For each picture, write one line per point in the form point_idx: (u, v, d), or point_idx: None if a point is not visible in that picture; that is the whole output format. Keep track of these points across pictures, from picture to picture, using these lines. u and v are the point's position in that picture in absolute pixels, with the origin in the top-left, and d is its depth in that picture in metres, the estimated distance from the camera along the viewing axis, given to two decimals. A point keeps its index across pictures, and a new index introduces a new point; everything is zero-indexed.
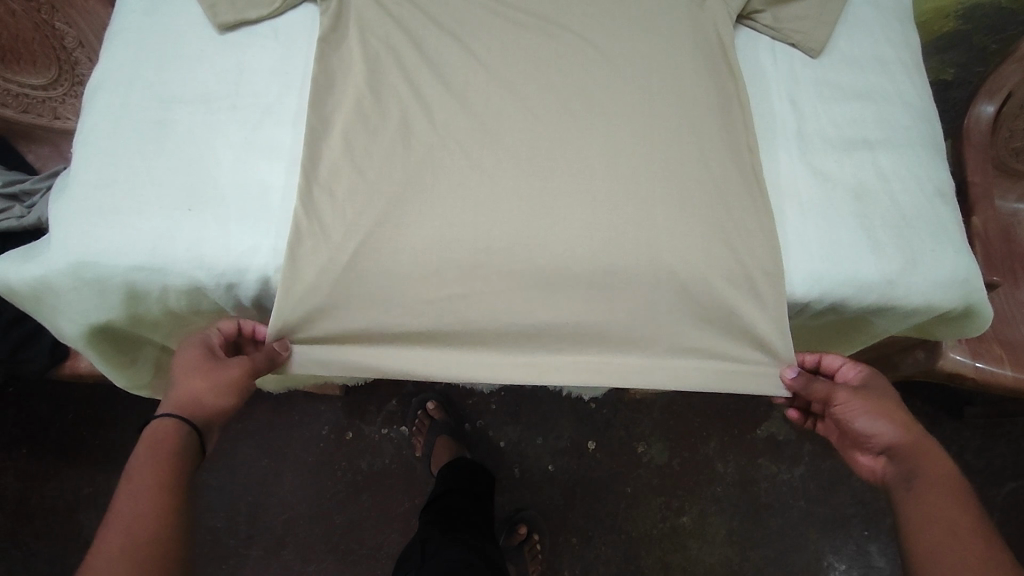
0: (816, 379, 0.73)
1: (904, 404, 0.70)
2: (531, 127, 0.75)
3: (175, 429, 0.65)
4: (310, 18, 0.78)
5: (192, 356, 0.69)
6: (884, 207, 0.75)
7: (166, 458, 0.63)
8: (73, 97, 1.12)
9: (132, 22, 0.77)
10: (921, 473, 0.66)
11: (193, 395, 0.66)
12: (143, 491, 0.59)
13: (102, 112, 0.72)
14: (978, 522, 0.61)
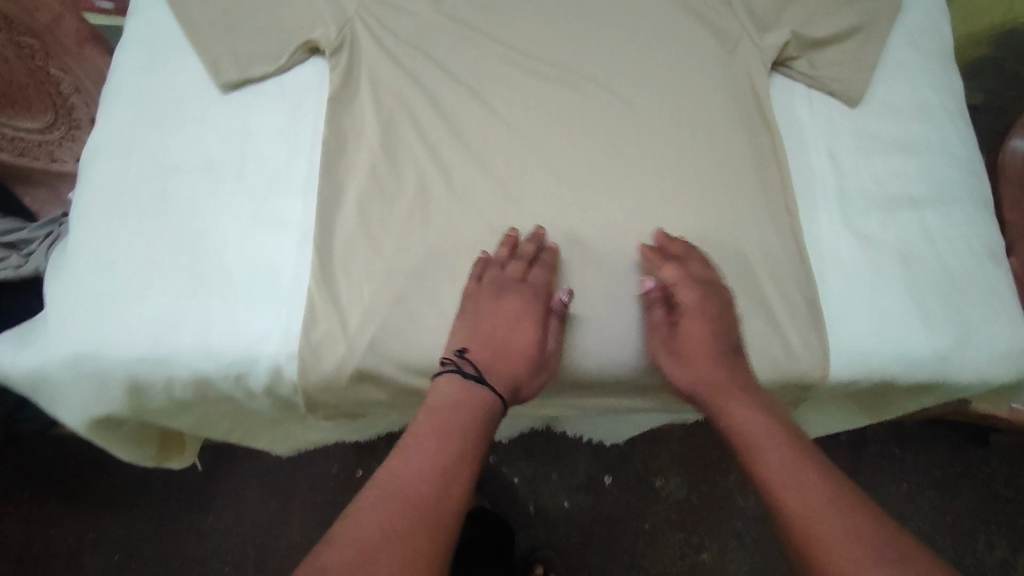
0: (654, 312, 0.66)
1: (717, 368, 0.63)
2: (556, 191, 0.71)
3: (493, 411, 0.59)
4: (319, 74, 0.73)
5: (510, 298, 0.64)
6: (932, 272, 0.71)
7: (473, 423, 0.57)
8: (73, 141, 1.03)
9: (125, 78, 0.71)
10: (743, 432, 0.58)
11: (510, 355, 0.62)
12: (440, 443, 0.54)
13: (97, 181, 0.67)
14: (843, 496, 0.52)
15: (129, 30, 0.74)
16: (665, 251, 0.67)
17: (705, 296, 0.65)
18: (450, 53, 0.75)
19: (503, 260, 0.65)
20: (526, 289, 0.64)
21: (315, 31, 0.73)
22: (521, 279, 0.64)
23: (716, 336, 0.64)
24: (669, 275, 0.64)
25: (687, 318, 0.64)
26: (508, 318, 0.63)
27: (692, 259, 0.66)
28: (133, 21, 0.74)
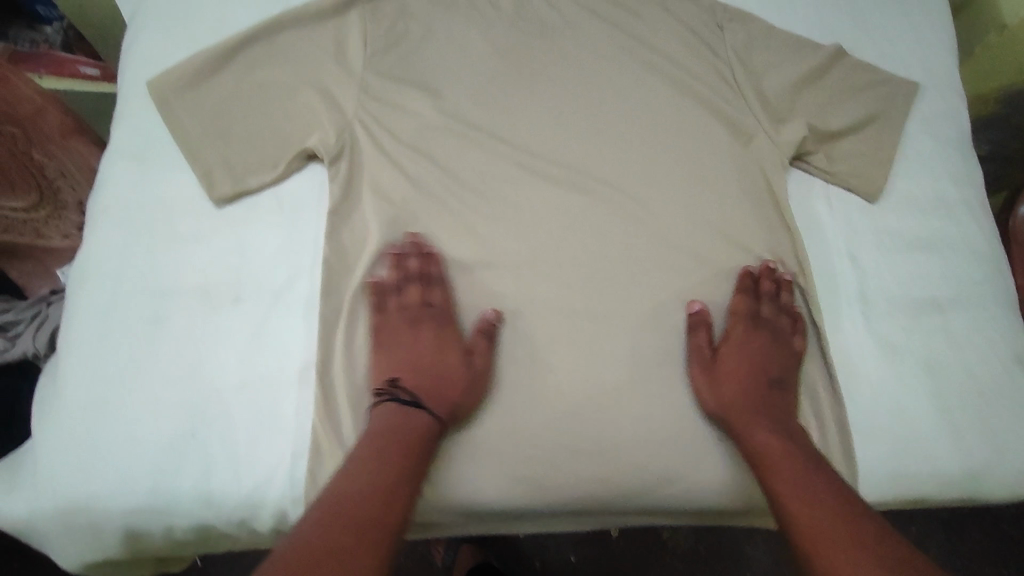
0: (689, 333, 0.67)
1: (761, 388, 0.65)
2: (570, 303, 0.68)
3: (402, 420, 0.59)
4: (318, 184, 0.70)
5: (424, 327, 0.65)
6: (959, 382, 0.69)
7: (401, 439, 0.57)
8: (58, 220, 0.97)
9: (113, 190, 0.68)
10: (760, 455, 0.60)
11: (440, 379, 0.63)
12: (374, 460, 0.55)
13: (85, 307, 0.64)
14: (845, 508, 0.54)
15: (117, 139, 0.71)
16: (755, 283, 0.70)
17: (760, 327, 0.68)
18: (454, 155, 0.72)
19: (398, 286, 0.65)
20: (435, 314, 0.66)
21: (313, 137, 0.70)
22: (420, 304, 0.65)
23: (757, 366, 0.67)
24: (765, 309, 0.69)
25: (743, 346, 0.68)
26: (428, 345, 0.65)
27: (771, 298, 0.69)
28: (121, 128, 0.71)
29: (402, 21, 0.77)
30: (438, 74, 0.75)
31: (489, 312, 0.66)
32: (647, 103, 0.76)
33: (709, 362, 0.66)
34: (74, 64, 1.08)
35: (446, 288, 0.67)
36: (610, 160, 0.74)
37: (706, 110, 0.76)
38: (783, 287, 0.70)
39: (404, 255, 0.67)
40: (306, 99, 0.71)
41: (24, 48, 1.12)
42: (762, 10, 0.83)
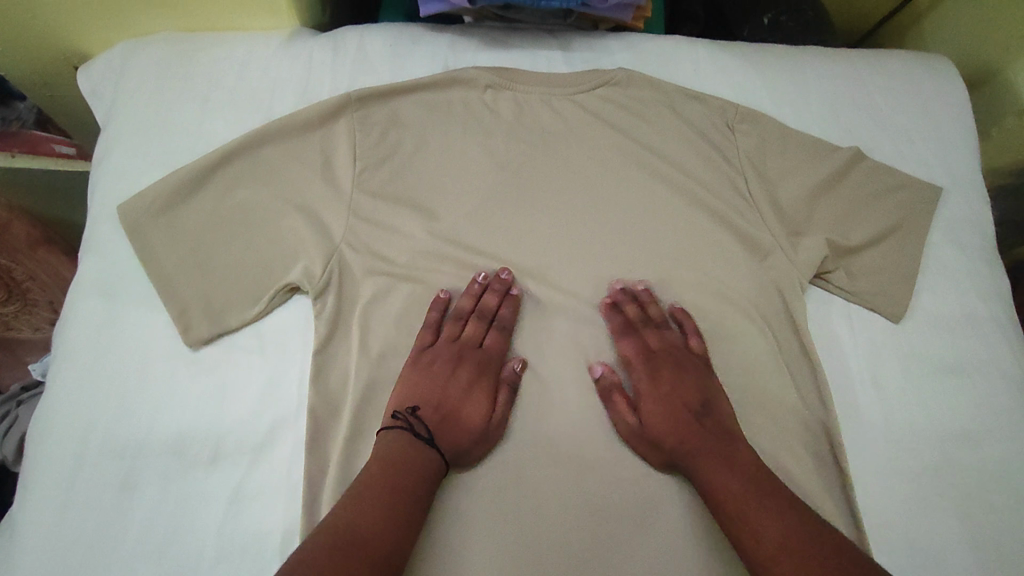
0: (614, 320, 0.68)
1: (694, 401, 0.63)
2: (576, 448, 0.63)
3: (409, 449, 0.56)
4: (303, 317, 0.65)
5: (463, 368, 0.64)
6: (996, 526, 0.64)
7: (407, 473, 0.55)
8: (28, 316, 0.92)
9: (77, 332, 0.62)
10: (709, 487, 0.56)
11: (458, 420, 0.61)
12: (378, 488, 0.53)
13: (45, 467, 0.58)
14: (797, 530, 0.51)
15: (84, 271, 0.65)
16: (642, 311, 0.68)
17: (644, 331, 0.67)
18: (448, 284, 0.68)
19: (461, 315, 0.66)
20: (481, 356, 0.65)
21: (297, 269, 0.65)
22: (467, 343, 0.65)
23: (683, 392, 0.63)
24: (652, 341, 0.67)
25: (653, 390, 0.64)
26: (457, 390, 0.62)
27: (648, 325, 0.68)
28: (88, 258, 0.66)
29: (394, 134, 0.72)
30: (432, 194, 0.71)
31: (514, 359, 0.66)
32: (654, 218, 0.72)
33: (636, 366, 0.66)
34: (48, 141, 0.91)
35: (505, 335, 0.66)
36: (612, 286, 0.70)
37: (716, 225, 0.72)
38: (646, 303, 0.69)
39: (481, 290, 0.67)
40: (291, 226, 0.67)
41: None
42: (777, 107, 0.78)
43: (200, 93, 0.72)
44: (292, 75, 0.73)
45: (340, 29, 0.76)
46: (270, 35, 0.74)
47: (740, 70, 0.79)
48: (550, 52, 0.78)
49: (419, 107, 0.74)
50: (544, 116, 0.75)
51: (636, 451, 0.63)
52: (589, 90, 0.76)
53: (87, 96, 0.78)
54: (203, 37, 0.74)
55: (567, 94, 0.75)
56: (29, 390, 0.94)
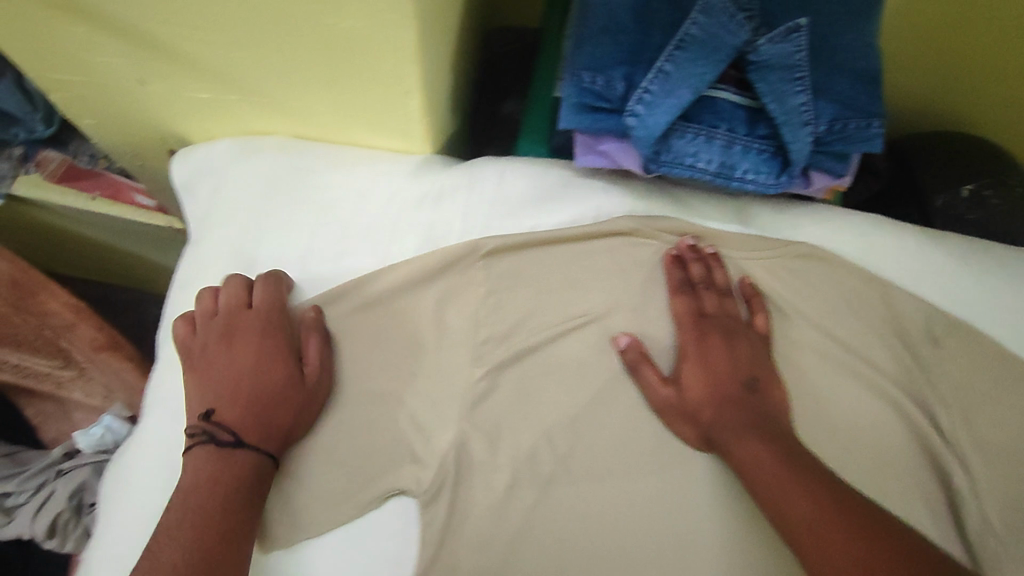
0: (675, 269, 0.58)
1: (744, 372, 0.54)
2: None
3: (208, 465, 0.49)
4: (404, 519, 0.53)
5: (249, 341, 0.54)
6: None
7: (218, 500, 0.47)
8: (85, 383, 0.85)
9: (133, 503, 0.53)
10: (745, 471, 0.50)
11: (261, 396, 0.52)
12: (184, 530, 0.45)
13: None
14: (832, 508, 0.45)
15: (149, 427, 0.56)
16: (706, 271, 0.58)
17: (710, 330, 0.55)
18: (571, 527, 0.53)
19: (235, 292, 0.56)
20: (256, 317, 0.55)
21: (404, 466, 0.54)
22: (266, 315, 0.55)
23: (733, 363, 0.54)
24: (708, 304, 0.56)
25: (699, 352, 0.54)
26: (246, 361, 0.53)
27: (710, 287, 0.57)
28: (160, 410, 0.56)
29: (526, 296, 0.58)
30: (555, 394, 0.56)
31: (680, 243, 0.59)
32: (851, 457, 0.55)
33: (674, 407, 0.54)
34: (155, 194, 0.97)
35: (243, 286, 0.57)
36: (682, 242, 0.59)
37: (929, 476, 0.55)
38: (714, 265, 0.58)
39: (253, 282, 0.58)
40: (401, 408, 0.55)
41: (84, 163, 1.02)
42: (1013, 326, 0.60)
43: (310, 221, 0.61)
44: (417, 212, 0.60)
45: (477, 159, 0.62)
46: (398, 158, 0.62)
47: (966, 271, 0.61)
48: (723, 217, 0.61)
49: (561, 262, 0.59)
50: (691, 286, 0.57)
51: (670, 427, 0.54)
52: (773, 268, 0.60)
53: (178, 187, 0.68)
54: (322, 149, 0.63)
55: (729, 257, 0.60)
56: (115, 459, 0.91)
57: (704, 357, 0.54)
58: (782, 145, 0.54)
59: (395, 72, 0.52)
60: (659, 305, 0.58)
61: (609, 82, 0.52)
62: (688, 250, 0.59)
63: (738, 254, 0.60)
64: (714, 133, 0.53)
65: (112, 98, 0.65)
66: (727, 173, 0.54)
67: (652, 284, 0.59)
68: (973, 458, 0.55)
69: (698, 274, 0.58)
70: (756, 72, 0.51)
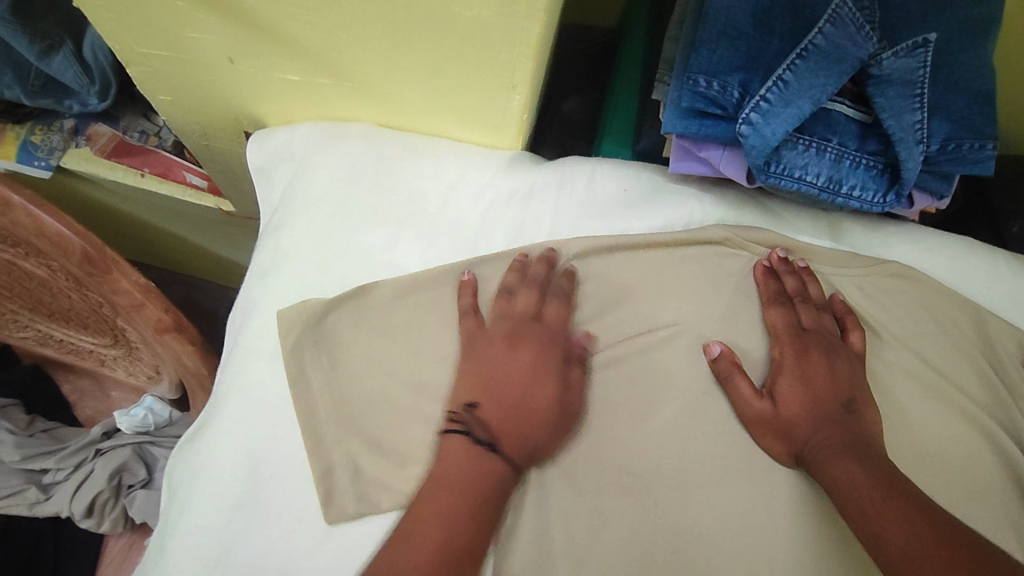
0: (770, 281, 0.57)
1: (839, 389, 0.52)
2: None
3: (466, 465, 0.48)
4: None
5: (523, 348, 0.53)
6: None
7: (475, 501, 0.47)
8: (137, 360, 0.84)
9: (206, 495, 0.51)
10: (835, 487, 0.48)
11: (525, 407, 0.51)
12: (454, 539, 0.44)
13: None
14: (929, 538, 0.41)
15: (222, 420, 0.53)
16: (800, 284, 0.57)
17: (811, 346, 0.54)
18: (660, 540, 0.51)
19: (511, 288, 0.55)
20: (540, 329, 0.54)
21: None
22: (522, 317, 0.54)
23: (830, 379, 0.53)
24: (806, 317, 0.55)
25: (798, 365, 0.53)
26: (521, 370, 0.52)
27: (807, 300, 0.56)
28: (234, 398, 0.53)
29: (617, 300, 0.56)
30: (643, 402, 0.54)
31: (771, 254, 0.58)
32: (946, 485, 0.53)
33: (768, 422, 0.52)
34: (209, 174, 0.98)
35: (564, 305, 0.55)
36: (774, 253, 0.58)
37: (1021, 510, 0.54)
38: (807, 279, 0.57)
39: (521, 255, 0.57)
40: None
41: (134, 140, 0.98)
42: None
43: (395, 211, 0.59)
44: (506, 208, 0.59)
45: (568, 158, 0.61)
46: (488, 154, 0.60)
47: None
48: (815, 233, 0.61)
49: (652, 267, 0.57)
50: (787, 298, 0.56)
51: (761, 442, 0.52)
52: (866, 287, 0.59)
53: (251, 169, 0.66)
54: (407, 140, 0.61)
55: (823, 272, 0.59)
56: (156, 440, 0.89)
57: (805, 372, 0.53)
58: (892, 162, 0.53)
59: (509, 62, 0.51)
60: (752, 316, 0.57)
61: (724, 88, 0.51)
62: (779, 263, 0.58)
63: (829, 270, 0.59)
64: (826, 145, 0.52)
65: (196, 76, 0.64)
66: (833, 188, 0.53)
67: (744, 296, 0.57)
68: None
69: (794, 287, 0.57)
70: (875, 86, 0.50)
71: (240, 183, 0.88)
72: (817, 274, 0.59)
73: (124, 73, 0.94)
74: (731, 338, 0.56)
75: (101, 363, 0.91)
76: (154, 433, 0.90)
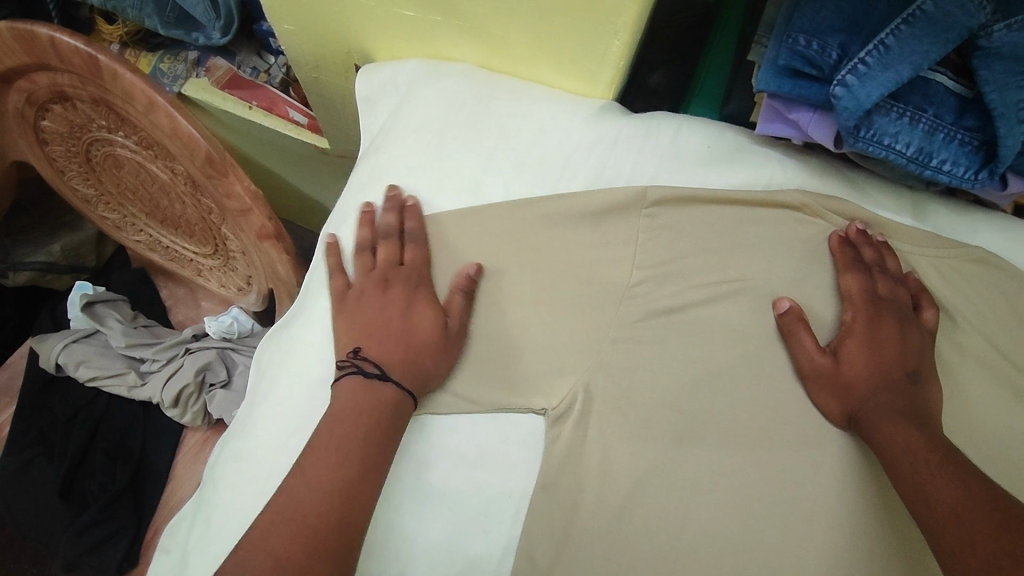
0: (851, 252, 0.57)
1: (905, 361, 0.53)
2: None
3: (354, 392, 0.51)
4: (533, 435, 0.55)
5: (394, 287, 0.57)
6: None
7: (361, 410, 0.50)
8: (231, 270, 0.93)
9: (292, 374, 0.56)
10: (887, 451, 0.49)
11: (413, 347, 0.54)
12: (342, 450, 0.48)
13: (231, 527, 0.51)
14: (982, 502, 0.43)
15: (315, 309, 0.58)
16: (877, 257, 0.57)
17: (885, 313, 0.54)
18: (703, 481, 0.53)
19: (372, 244, 0.59)
20: (407, 273, 0.57)
21: (542, 390, 0.55)
22: (413, 268, 0.58)
23: (897, 350, 0.54)
24: (882, 287, 0.56)
25: (869, 331, 0.54)
26: (394, 305, 0.56)
27: (885, 271, 0.57)
28: (323, 294, 0.59)
29: (688, 248, 0.58)
30: (703, 349, 0.56)
31: (849, 227, 0.59)
32: (1009, 473, 0.52)
33: (827, 376, 0.54)
34: (297, 107, 1.06)
35: (420, 246, 0.59)
36: (853, 226, 0.59)
37: None
38: (885, 253, 0.58)
39: (401, 202, 0.61)
40: (548, 334, 0.56)
41: (246, 75, 1.07)
42: None
43: (486, 144, 0.62)
44: (592, 151, 0.61)
45: (656, 113, 0.63)
46: (580, 100, 0.63)
47: None
48: (898, 209, 0.60)
49: (726, 223, 0.59)
50: (864, 266, 0.57)
51: (814, 398, 0.54)
52: (944, 269, 0.58)
53: (359, 98, 0.72)
54: (506, 81, 0.65)
55: (901, 251, 0.59)
56: (238, 347, 0.98)
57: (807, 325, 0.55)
58: (988, 140, 0.52)
59: (616, 7, 0.53)
60: (823, 280, 0.58)
61: (823, 49, 0.52)
62: (856, 235, 0.58)
63: (907, 250, 0.59)
64: (920, 116, 0.52)
65: (323, 8, 0.70)
66: (922, 160, 0.53)
67: (814, 261, 0.58)
68: None
69: (872, 261, 0.57)
70: (982, 59, 0.50)
71: (339, 118, 0.94)
72: (896, 251, 0.59)
73: (246, 12, 1.02)
74: (798, 299, 0.57)
75: (200, 273, 1.00)
76: (236, 341, 0.99)
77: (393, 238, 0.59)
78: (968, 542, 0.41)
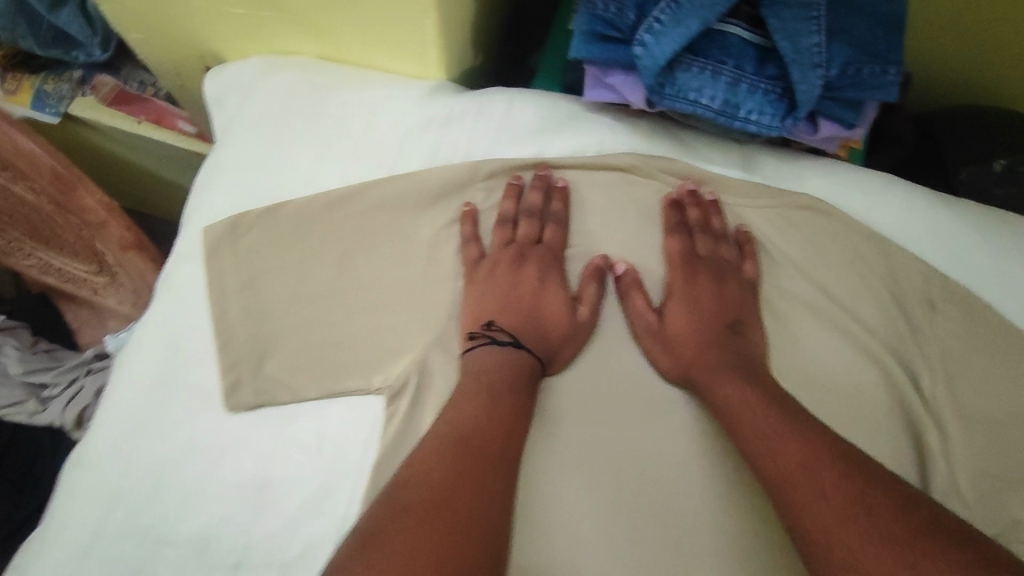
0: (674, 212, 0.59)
1: (728, 316, 0.56)
2: None
3: (496, 356, 0.52)
4: (369, 419, 0.54)
5: (528, 265, 0.57)
6: None
7: (502, 376, 0.51)
8: (120, 286, 0.92)
9: (128, 379, 0.56)
10: (727, 410, 0.50)
11: (546, 324, 0.55)
12: (488, 413, 0.48)
13: (64, 535, 0.51)
14: (829, 453, 0.44)
15: (156, 313, 0.58)
16: (701, 215, 0.59)
17: (702, 271, 0.57)
18: None
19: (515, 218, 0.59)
20: (544, 252, 0.58)
21: (376, 370, 0.55)
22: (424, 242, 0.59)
23: (717, 306, 0.56)
24: (701, 243, 0.58)
25: (686, 290, 0.57)
26: (528, 285, 0.57)
27: (706, 230, 0.58)
28: (164, 296, 0.59)
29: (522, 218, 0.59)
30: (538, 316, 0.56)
31: (680, 189, 0.60)
32: (838, 411, 0.53)
33: (656, 332, 0.55)
34: (180, 119, 1.05)
35: (561, 229, 0.59)
36: (679, 187, 0.60)
37: (904, 434, 0.53)
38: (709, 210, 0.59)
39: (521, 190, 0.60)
40: (384, 315, 0.56)
41: (133, 89, 1.06)
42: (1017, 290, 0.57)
43: (323, 133, 0.63)
44: (425, 131, 0.62)
45: (490, 89, 0.63)
46: (414, 82, 0.64)
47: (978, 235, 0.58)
48: (728, 162, 0.61)
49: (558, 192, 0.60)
50: (686, 229, 0.59)
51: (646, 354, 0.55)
52: (770, 218, 0.60)
53: (208, 100, 0.71)
54: (341, 70, 0.65)
55: (729, 203, 0.61)
56: None
57: (515, 277, 0.57)
58: (789, 87, 0.53)
59: None
60: (652, 239, 0.59)
61: (620, 10, 0.53)
62: (687, 195, 0.59)
63: (734, 202, 0.61)
64: (721, 68, 0.53)
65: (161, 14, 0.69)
66: (730, 111, 0.54)
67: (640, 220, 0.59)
68: (950, 414, 0.54)
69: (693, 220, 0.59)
70: (770, 7, 0.51)
71: None
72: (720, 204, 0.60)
73: None
74: (633, 260, 0.58)
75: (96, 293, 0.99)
76: None
77: (536, 219, 0.58)
78: (819, 497, 0.42)
